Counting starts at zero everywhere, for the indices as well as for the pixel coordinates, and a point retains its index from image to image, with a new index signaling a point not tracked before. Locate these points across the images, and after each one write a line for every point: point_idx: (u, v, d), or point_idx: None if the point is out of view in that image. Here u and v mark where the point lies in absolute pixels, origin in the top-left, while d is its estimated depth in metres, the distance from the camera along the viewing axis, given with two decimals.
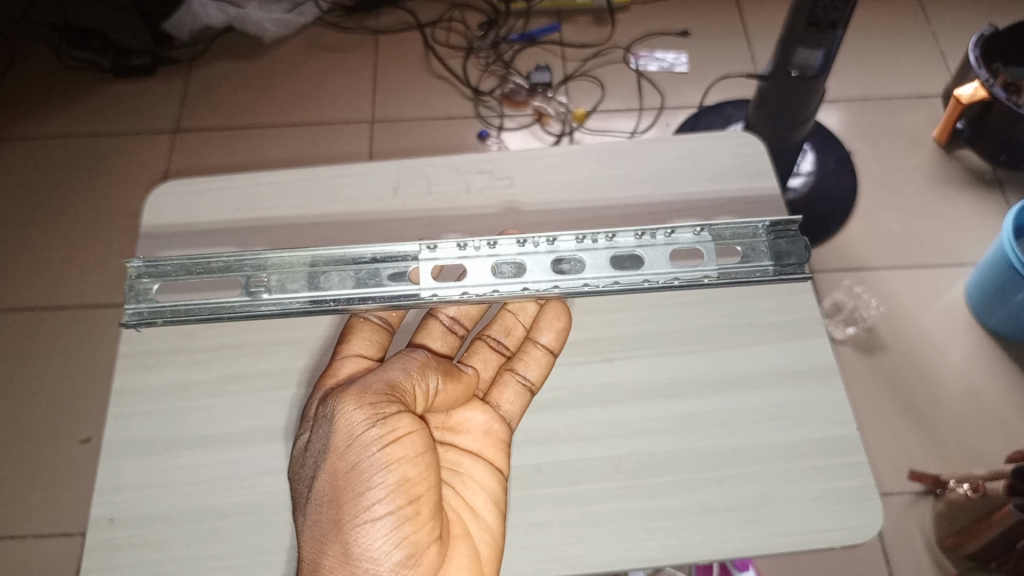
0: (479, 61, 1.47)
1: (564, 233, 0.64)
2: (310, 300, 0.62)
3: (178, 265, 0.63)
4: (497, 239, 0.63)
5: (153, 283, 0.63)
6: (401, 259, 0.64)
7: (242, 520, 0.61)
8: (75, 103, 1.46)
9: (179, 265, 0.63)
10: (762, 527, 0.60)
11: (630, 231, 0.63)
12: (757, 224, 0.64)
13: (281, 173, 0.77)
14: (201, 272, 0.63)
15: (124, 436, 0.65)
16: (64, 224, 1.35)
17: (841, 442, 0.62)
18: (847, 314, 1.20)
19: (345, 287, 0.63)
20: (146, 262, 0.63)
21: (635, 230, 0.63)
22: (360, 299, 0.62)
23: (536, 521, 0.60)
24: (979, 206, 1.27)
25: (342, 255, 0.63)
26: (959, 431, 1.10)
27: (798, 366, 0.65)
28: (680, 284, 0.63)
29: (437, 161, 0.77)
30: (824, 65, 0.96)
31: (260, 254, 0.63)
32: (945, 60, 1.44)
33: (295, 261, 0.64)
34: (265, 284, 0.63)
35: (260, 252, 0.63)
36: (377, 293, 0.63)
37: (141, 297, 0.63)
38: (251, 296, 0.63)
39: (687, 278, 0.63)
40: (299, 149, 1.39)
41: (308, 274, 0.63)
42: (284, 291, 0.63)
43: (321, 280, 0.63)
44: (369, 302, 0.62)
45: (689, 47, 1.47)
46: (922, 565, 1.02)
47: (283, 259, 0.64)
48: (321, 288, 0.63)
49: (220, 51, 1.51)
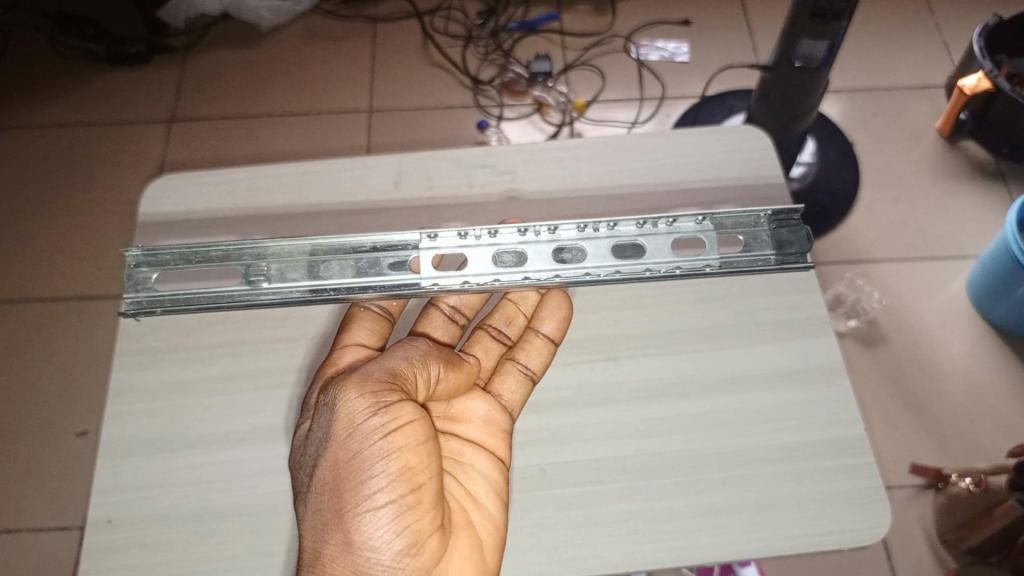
0: (478, 51, 1.46)
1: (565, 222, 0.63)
2: (309, 290, 0.61)
3: (177, 254, 0.62)
4: (498, 229, 0.62)
5: (152, 272, 0.62)
6: (401, 247, 0.62)
7: (241, 523, 0.60)
8: (68, 92, 1.44)
9: (179, 254, 0.62)
10: (768, 528, 0.59)
11: (631, 220, 0.62)
12: (759, 213, 0.63)
13: (280, 167, 0.76)
14: (200, 262, 0.62)
15: (121, 437, 0.64)
16: (59, 214, 1.33)
17: (848, 443, 0.61)
18: (849, 307, 1.19)
19: (345, 276, 0.62)
20: (145, 251, 0.61)
21: (636, 219, 0.62)
22: (360, 288, 0.61)
23: (539, 522, 0.59)
24: (980, 198, 1.27)
25: (342, 244, 0.62)
26: (960, 424, 1.09)
27: (804, 366, 0.65)
28: (681, 273, 0.62)
29: (438, 155, 0.76)
30: (827, 56, 0.95)
31: (260, 243, 0.62)
32: (948, 50, 1.43)
33: (294, 250, 0.62)
34: (264, 273, 0.62)
35: (259, 241, 0.62)
36: (377, 283, 0.61)
37: (139, 286, 0.61)
38: (250, 285, 0.62)
39: (689, 268, 0.62)
40: (295, 140, 1.38)
41: (308, 263, 0.62)
42: (283, 280, 0.62)
43: (321, 269, 0.62)
44: (369, 292, 0.61)
45: (691, 37, 1.46)
46: (922, 560, 1.02)
47: (283, 248, 0.62)
48: (320, 278, 0.62)
49: (216, 39, 1.49)
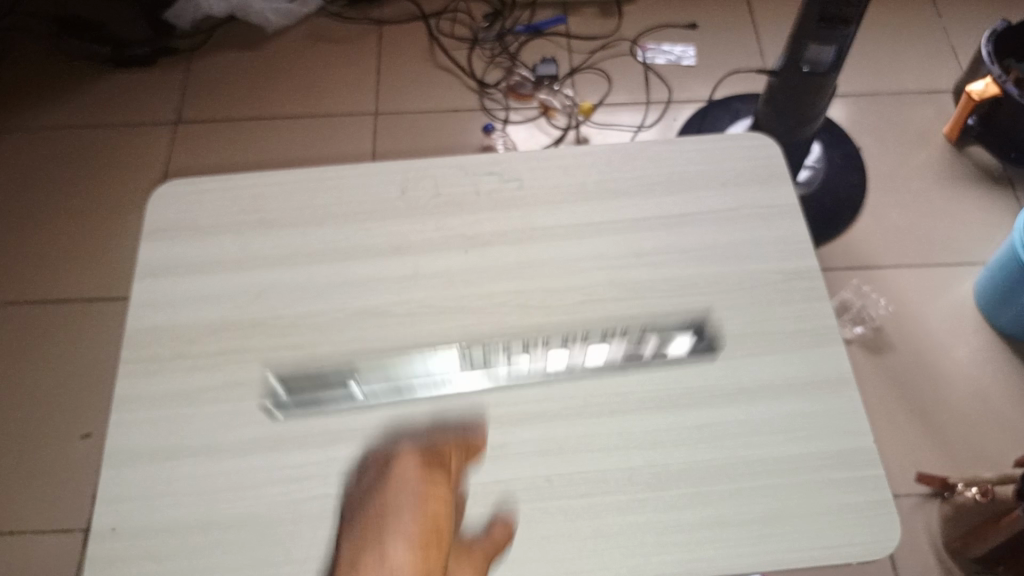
0: (484, 54, 1.45)
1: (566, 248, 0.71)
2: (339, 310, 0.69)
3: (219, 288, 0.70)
4: (502, 260, 0.71)
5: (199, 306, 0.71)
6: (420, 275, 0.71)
7: (246, 533, 0.59)
8: (74, 94, 1.44)
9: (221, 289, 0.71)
10: (778, 542, 0.58)
11: (618, 245, 0.71)
12: (733, 235, 0.71)
13: (285, 173, 0.76)
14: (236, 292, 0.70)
15: (123, 444, 0.63)
16: (64, 216, 1.33)
17: (856, 455, 0.61)
18: (855, 313, 1.19)
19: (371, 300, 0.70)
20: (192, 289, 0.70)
21: (622, 245, 0.71)
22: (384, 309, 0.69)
23: (545, 534, 0.58)
24: (987, 204, 1.26)
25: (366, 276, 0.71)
26: (967, 432, 1.09)
27: (813, 377, 0.64)
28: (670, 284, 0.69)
29: (444, 162, 0.76)
30: (835, 61, 0.94)
31: (291, 280, 0.71)
32: (956, 55, 1.42)
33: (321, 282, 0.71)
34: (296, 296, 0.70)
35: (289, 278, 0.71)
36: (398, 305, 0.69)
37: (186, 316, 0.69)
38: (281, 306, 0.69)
39: (676, 281, 0.69)
40: (301, 143, 1.37)
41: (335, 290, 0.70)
42: (314, 301, 0.70)
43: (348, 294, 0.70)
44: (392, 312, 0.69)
45: (696, 41, 1.45)
46: (928, 568, 1.01)
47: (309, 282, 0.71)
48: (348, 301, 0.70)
49: (221, 42, 1.49)
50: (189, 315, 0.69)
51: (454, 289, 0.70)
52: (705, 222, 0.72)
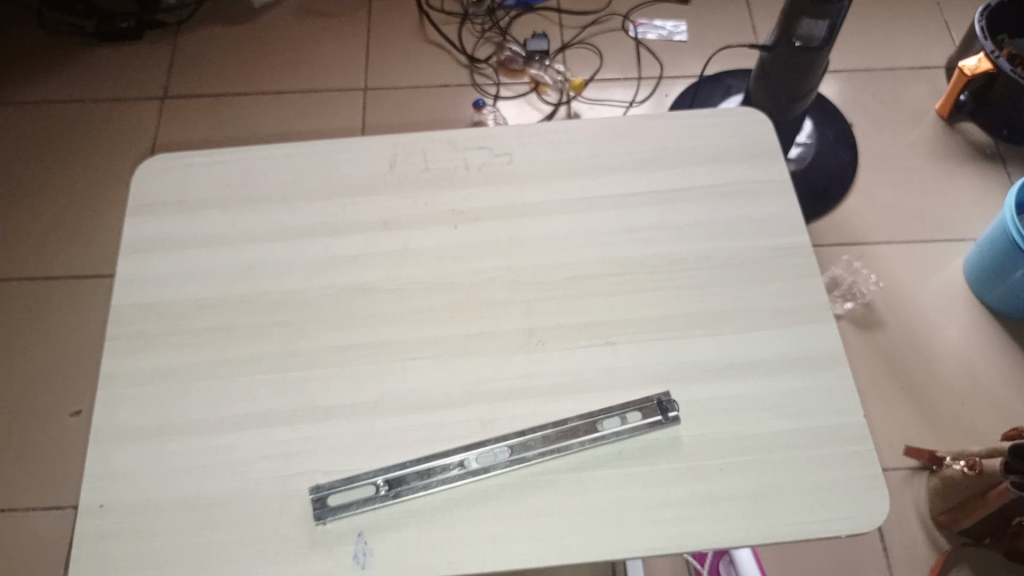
0: (474, 28, 1.44)
1: (556, 224, 0.71)
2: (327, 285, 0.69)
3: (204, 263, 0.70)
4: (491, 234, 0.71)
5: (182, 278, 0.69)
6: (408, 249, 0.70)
7: (234, 510, 0.58)
8: (58, 68, 1.42)
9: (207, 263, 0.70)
10: (768, 516, 0.58)
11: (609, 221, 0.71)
12: (725, 210, 0.71)
13: (274, 149, 0.76)
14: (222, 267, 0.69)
15: (112, 422, 0.63)
16: (50, 192, 1.31)
17: (847, 430, 0.61)
18: (845, 289, 1.19)
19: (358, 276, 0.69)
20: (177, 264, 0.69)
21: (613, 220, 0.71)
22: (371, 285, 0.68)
23: (537, 510, 0.58)
24: (979, 181, 1.26)
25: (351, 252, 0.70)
26: (956, 408, 1.09)
27: (804, 353, 0.64)
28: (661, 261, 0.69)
29: (435, 137, 0.76)
30: (828, 35, 0.94)
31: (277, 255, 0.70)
32: (949, 31, 1.42)
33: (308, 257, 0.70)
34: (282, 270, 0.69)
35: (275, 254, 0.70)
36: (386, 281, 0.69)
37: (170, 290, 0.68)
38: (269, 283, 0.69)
39: (668, 257, 0.69)
40: (290, 119, 1.36)
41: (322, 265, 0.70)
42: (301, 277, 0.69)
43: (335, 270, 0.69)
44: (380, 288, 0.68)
45: (689, 16, 1.44)
46: (916, 542, 1.02)
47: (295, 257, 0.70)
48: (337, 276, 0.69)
49: (208, 16, 1.47)
50: (176, 292, 0.68)
51: (444, 265, 0.69)
52: (696, 198, 0.72)
